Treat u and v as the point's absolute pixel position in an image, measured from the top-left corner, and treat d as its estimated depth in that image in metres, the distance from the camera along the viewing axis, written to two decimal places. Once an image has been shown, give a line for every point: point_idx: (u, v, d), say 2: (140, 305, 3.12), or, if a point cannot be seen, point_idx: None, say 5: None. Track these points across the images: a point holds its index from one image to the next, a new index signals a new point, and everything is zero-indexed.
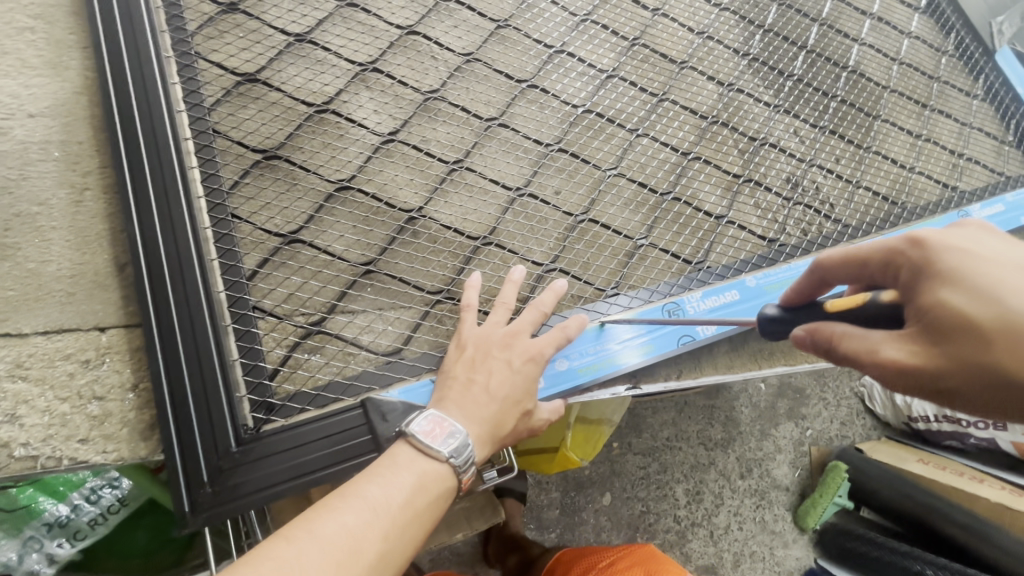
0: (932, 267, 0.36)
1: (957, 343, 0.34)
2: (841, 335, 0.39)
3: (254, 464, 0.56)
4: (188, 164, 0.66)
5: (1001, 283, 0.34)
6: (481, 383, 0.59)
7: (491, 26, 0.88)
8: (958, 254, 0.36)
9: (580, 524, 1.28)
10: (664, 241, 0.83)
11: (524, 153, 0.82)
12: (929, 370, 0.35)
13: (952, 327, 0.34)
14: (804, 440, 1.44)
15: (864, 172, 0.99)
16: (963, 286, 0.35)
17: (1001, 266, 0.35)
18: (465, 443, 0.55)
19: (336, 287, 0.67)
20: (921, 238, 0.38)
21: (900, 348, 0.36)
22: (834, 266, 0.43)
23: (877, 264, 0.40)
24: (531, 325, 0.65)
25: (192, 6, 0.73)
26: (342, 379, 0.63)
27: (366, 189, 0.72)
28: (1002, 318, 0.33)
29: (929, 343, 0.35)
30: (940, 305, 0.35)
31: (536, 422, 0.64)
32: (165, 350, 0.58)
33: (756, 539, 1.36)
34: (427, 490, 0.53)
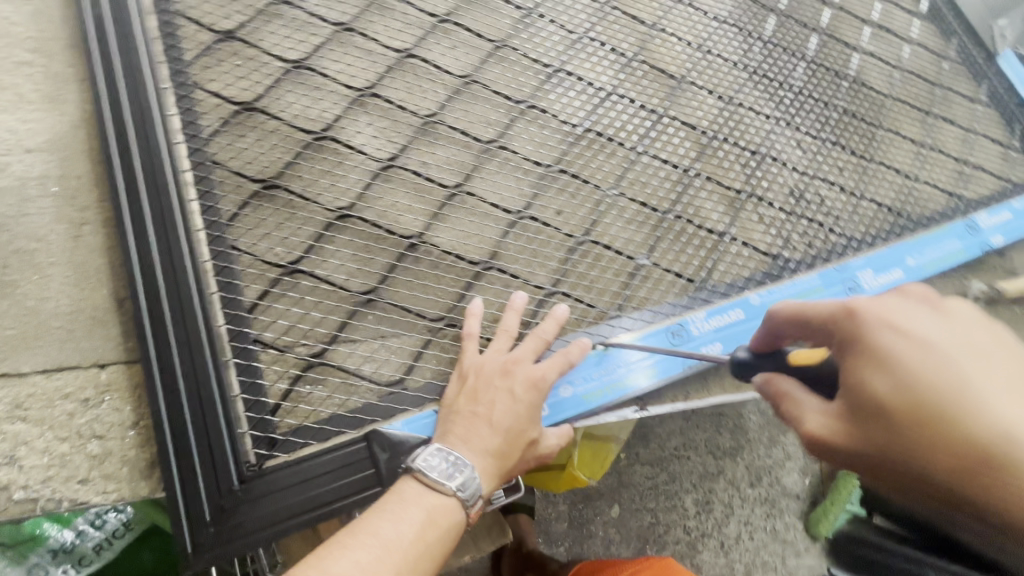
0: (860, 339, 0.41)
1: (870, 423, 0.37)
2: (787, 394, 0.46)
3: (255, 502, 0.55)
4: (187, 195, 0.65)
5: (920, 370, 0.36)
6: (483, 415, 0.59)
7: (489, 46, 0.87)
8: (886, 333, 0.39)
9: (589, 538, 1.32)
10: (668, 260, 0.82)
11: (524, 174, 0.81)
12: (844, 443, 0.39)
13: (868, 409, 0.38)
14: None
15: (867, 183, 0.98)
16: (878, 370, 0.38)
17: (921, 345, 0.37)
18: (472, 477, 0.55)
19: (336, 318, 0.66)
20: (854, 309, 0.43)
21: (824, 418, 0.41)
22: (801, 323, 0.49)
23: (822, 325, 0.46)
24: (532, 351, 0.65)
25: (190, 37, 0.73)
26: (344, 412, 0.62)
27: (365, 217, 0.71)
28: (910, 405, 0.35)
29: (848, 417, 0.39)
30: (860, 384, 0.39)
31: (541, 450, 0.63)
32: (167, 387, 0.58)
33: (768, 549, 1.34)
34: (437, 525, 0.53)
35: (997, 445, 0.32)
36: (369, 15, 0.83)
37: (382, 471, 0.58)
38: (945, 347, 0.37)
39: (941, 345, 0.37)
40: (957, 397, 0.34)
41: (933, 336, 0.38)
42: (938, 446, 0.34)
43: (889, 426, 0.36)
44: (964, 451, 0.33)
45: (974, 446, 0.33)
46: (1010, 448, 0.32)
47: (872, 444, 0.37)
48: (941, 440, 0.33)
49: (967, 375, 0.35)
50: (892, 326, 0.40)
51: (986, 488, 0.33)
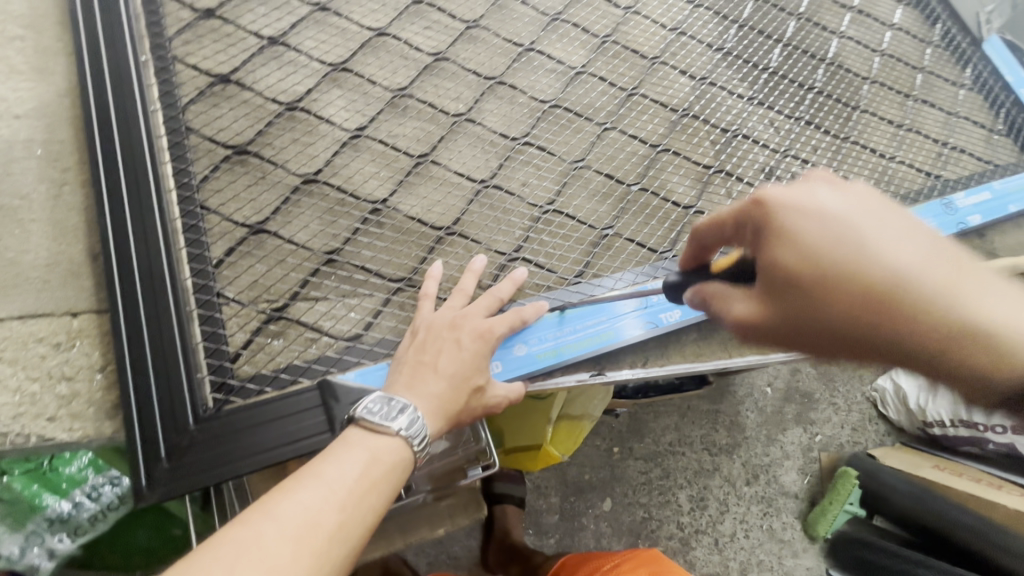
0: (770, 223, 0.45)
1: (786, 296, 0.44)
2: (715, 294, 0.52)
3: (209, 442, 0.58)
4: (161, 159, 0.69)
5: (819, 238, 0.43)
6: (430, 363, 0.62)
7: (461, 26, 0.90)
8: (795, 216, 0.44)
9: (580, 530, 1.26)
10: (631, 231, 0.83)
11: (491, 146, 0.83)
12: (764, 324, 0.47)
13: (783, 287, 0.44)
14: (813, 446, 1.41)
15: (841, 162, 0.99)
16: (790, 244, 0.44)
17: (818, 221, 0.44)
18: (415, 417, 0.57)
19: (299, 276, 0.69)
20: (761, 198, 0.46)
21: (745, 306, 0.48)
22: (711, 229, 0.53)
23: (735, 220, 0.50)
24: (483, 307, 0.68)
25: (172, 13, 0.78)
26: (301, 362, 0.64)
27: (332, 182, 0.75)
28: (816, 274, 0.42)
29: (768, 300, 0.46)
30: (774, 263, 0.45)
31: (490, 400, 0.65)
32: (131, 333, 0.61)
33: (763, 547, 1.32)
34: (382, 463, 0.55)
35: (901, 292, 0.40)
36: None
37: (331, 417, 0.61)
38: (843, 217, 0.43)
39: (836, 221, 0.43)
40: (852, 263, 0.41)
41: (831, 213, 0.44)
42: (848, 303, 0.41)
43: (802, 298, 0.43)
44: (870, 304, 0.41)
45: (885, 305, 0.40)
46: (933, 308, 0.39)
47: (783, 313, 0.45)
48: (845, 306, 0.42)
49: (861, 239, 0.42)
50: (798, 210, 0.44)
51: (908, 346, 0.40)
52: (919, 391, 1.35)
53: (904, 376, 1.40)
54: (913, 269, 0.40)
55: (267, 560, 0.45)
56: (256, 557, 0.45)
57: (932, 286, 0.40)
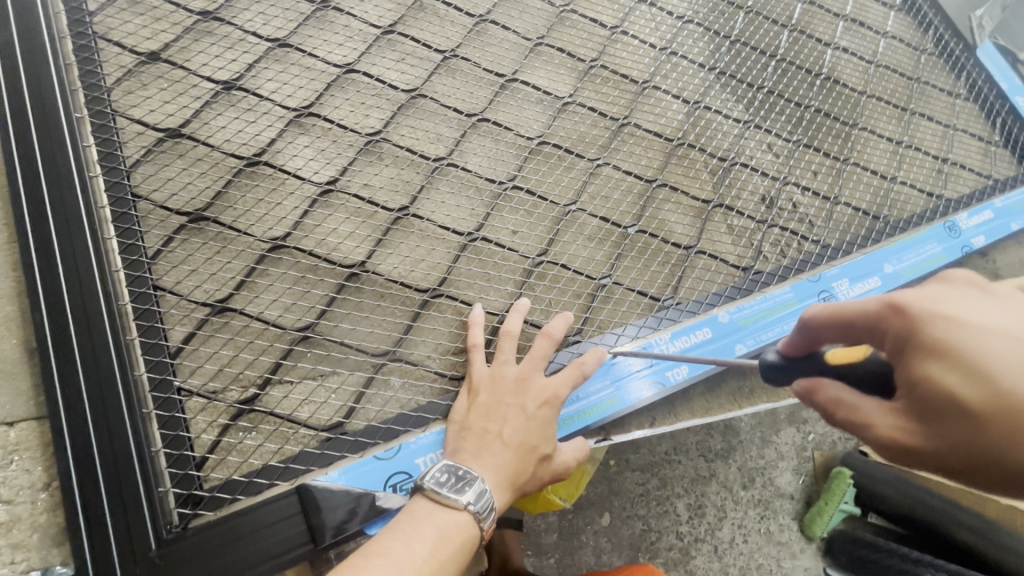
0: (915, 335, 0.33)
1: (946, 422, 0.31)
2: (837, 403, 0.38)
3: (177, 569, 0.51)
4: (105, 234, 0.61)
5: (996, 359, 0.29)
6: (495, 431, 0.58)
7: (438, 57, 0.83)
8: (945, 323, 0.32)
9: (580, 548, 1.06)
10: (631, 278, 0.78)
11: (477, 192, 0.77)
12: (925, 451, 0.33)
13: (944, 413, 0.31)
14: (806, 445, 1.16)
15: (843, 186, 0.94)
16: (951, 363, 0.31)
17: (993, 335, 0.30)
18: (484, 490, 0.53)
19: (269, 360, 0.62)
20: (900, 304, 0.34)
21: (892, 425, 0.34)
22: (827, 322, 0.39)
23: (858, 326, 0.37)
24: (542, 362, 0.64)
25: (111, 60, 0.69)
26: (277, 462, 0.58)
27: (303, 246, 0.67)
28: (999, 399, 0.29)
29: (917, 422, 0.33)
30: (921, 382, 0.32)
31: (557, 465, 0.61)
32: (77, 445, 0.54)
33: (762, 550, 1.12)
34: (451, 542, 0.50)
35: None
36: (308, 29, 0.78)
37: (314, 529, 0.55)
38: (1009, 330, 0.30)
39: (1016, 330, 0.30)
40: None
41: (1001, 322, 0.31)
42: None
43: (974, 430, 0.30)
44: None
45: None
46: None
47: (958, 443, 0.31)
48: None
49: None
50: (948, 313, 0.32)
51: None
52: None
53: None
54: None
55: None
56: None
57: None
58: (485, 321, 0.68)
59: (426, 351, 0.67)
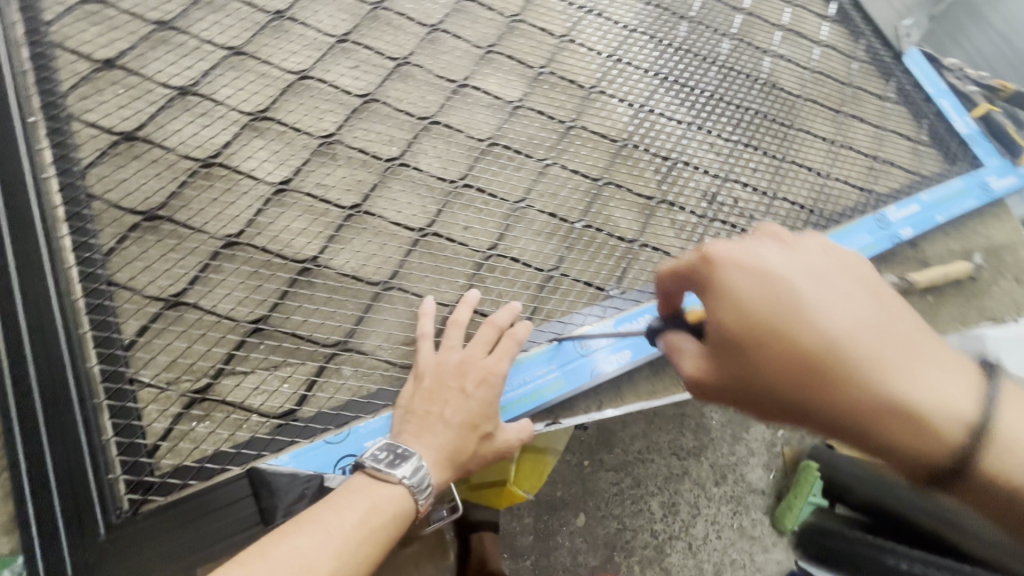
0: (711, 281, 0.40)
1: (730, 358, 0.40)
2: (675, 346, 0.47)
3: (125, 552, 0.53)
4: (58, 233, 0.63)
5: (760, 305, 0.38)
6: (437, 412, 0.61)
7: (391, 64, 0.87)
8: (732, 273, 0.39)
9: (554, 550, 1.10)
10: (578, 270, 0.82)
11: (428, 191, 0.80)
12: (715, 384, 0.42)
13: (728, 348, 0.40)
14: (776, 441, 1.23)
15: (780, 182, 1.00)
16: (731, 308, 0.39)
17: (761, 283, 0.38)
18: (419, 465, 0.56)
19: (222, 350, 0.64)
20: (708, 252, 0.41)
21: (697, 363, 0.44)
22: (670, 276, 0.47)
23: (682, 274, 0.44)
24: (484, 347, 0.67)
25: (66, 66, 0.71)
26: (229, 448, 0.60)
27: (256, 243, 0.70)
28: (755, 330, 0.38)
29: (714, 360, 0.42)
30: (713, 323, 0.40)
31: (499, 444, 0.64)
32: (27, 437, 0.55)
33: (736, 546, 1.17)
34: (382, 512, 0.52)
35: (830, 362, 0.36)
36: (263, 38, 0.82)
37: (264, 510, 0.57)
38: (777, 278, 0.38)
39: (783, 278, 0.38)
40: (788, 326, 0.37)
41: (772, 270, 0.39)
42: (781, 360, 0.37)
43: (744, 357, 0.39)
44: (811, 371, 0.36)
45: (821, 369, 0.36)
46: (883, 375, 0.35)
47: (738, 374, 0.40)
48: (798, 374, 0.37)
49: (796, 300, 0.37)
50: (736, 265, 0.39)
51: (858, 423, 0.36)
52: None
53: None
54: (850, 337, 0.36)
55: None
56: None
57: (888, 345, 0.36)
58: (435, 311, 0.71)
59: (377, 341, 0.69)
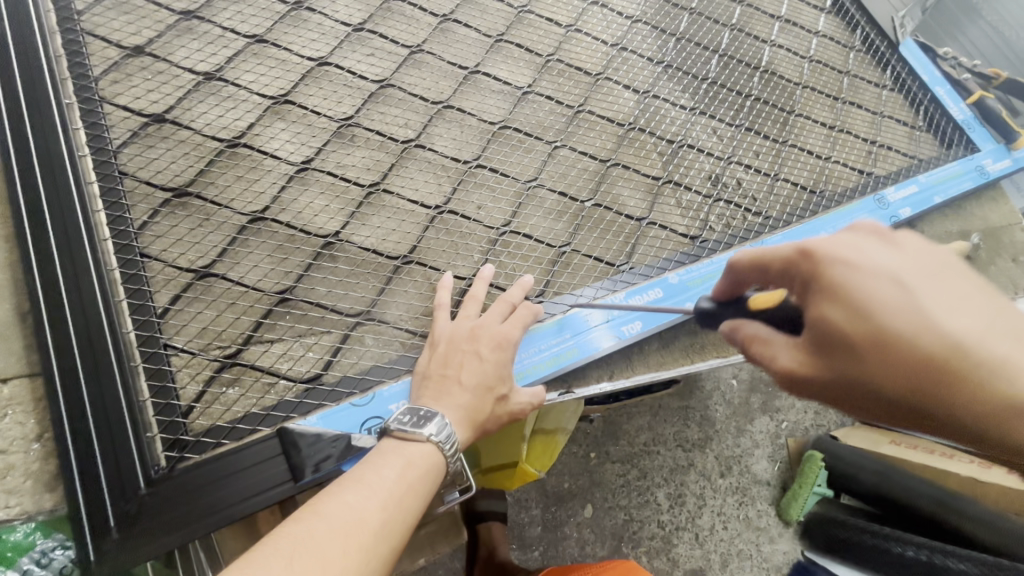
0: (821, 278, 0.43)
1: (831, 355, 0.42)
2: (758, 338, 0.50)
3: (163, 506, 0.55)
4: (93, 208, 0.65)
5: (873, 298, 0.40)
6: (453, 376, 0.63)
7: (405, 51, 0.90)
8: (842, 268, 0.42)
9: (563, 541, 1.12)
10: (588, 246, 0.85)
11: (443, 170, 0.83)
12: (812, 377, 0.44)
13: (833, 341, 0.41)
14: (780, 433, 1.26)
15: (782, 165, 1.03)
16: (837, 300, 0.41)
17: (875, 276, 0.41)
18: (444, 423, 0.58)
19: (250, 319, 0.67)
20: (811, 251, 0.44)
21: (791, 356, 0.46)
22: (750, 267, 0.53)
23: (780, 269, 0.48)
24: (498, 316, 0.69)
25: (97, 52, 0.75)
26: (258, 410, 0.62)
27: (280, 219, 0.73)
28: (867, 331, 0.39)
29: (812, 353, 0.44)
30: (821, 320, 0.42)
31: (513, 406, 0.66)
32: (68, 397, 0.57)
33: (743, 536, 1.19)
34: (417, 468, 0.55)
35: (962, 364, 0.37)
36: (284, 26, 0.85)
37: (294, 467, 0.59)
38: (895, 276, 0.41)
39: (897, 277, 0.40)
40: (919, 328, 0.38)
41: (887, 267, 0.41)
42: (903, 363, 0.38)
43: (846, 354, 0.41)
44: (936, 373, 0.37)
45: (953, 375, 0.37)
46: (996, 374, 0.36)
47: (835, 370, 0.42)
48: (914, 367, 0.38)
49: (917, 305, 0.39)
50: (845, 262, 0.42)
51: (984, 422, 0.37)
52: None
53: None
54: (980, 336, 0.37)
55: (321, 553, 0.44)
56: (310, 551, 0.43)
57: (1004, 349, 0.37)
58: (452, 284, 0.73)
59: (398, 312, 0.72)
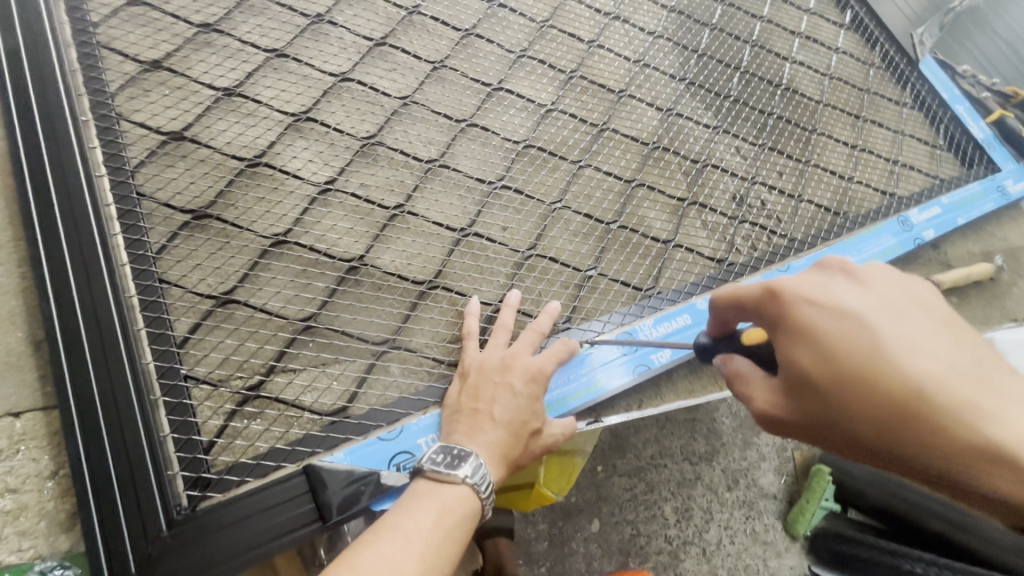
0: (788, 321, 0.42)
1: (801, 396, 0.42)
2: (740, 375, 0.49)
3: (184, 548, 0.53)
4: (110, 231, 0.63)
5: (835, 340, 0.40)
6: (486, 411, 0.61)
7: (427, 67, 0.88)
8: (805, 309, 0.42)
9: (571, 555, 1.09)
10: (615, 270, 0.83)
11: (468, 192, 0.81)
12: (785, 419, 0.44)
13: (806, 387, 0.41)
14: (785, 446, 1.23)
15: (805, 185, 1.02)
16: (803, 341, 0.41)
17: (837, 318, 0.41)
18: (478, 463, 0.56)
19: (273, 348, 0.64)
20: (776, 290, 0.43)
21: (766, 396, 0.46)
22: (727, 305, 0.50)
23: (750, 306, 0.46)
24: (529, 345, 0.67)
25: (114, 67, 0.72)
26: (283, 446, 0.60)
27: (302, 241, 0.70)
28: (830, 375, 0.40)
29: (785, 394, 0.44)
30: (789, 362, 0.42)
31: (546, 440, 0.64)
32: (86, 432, 0.55)
33: (749, 551, 1.15)
34: (453, 513, 0.53)
35: (915, 407, 0.37)
36: (304, 40, 0.83)
37: (321, 506, 0.57)
38: (859, 315, 0.41)
39: (860, 315, 0.40)
40: (871, 371, 0.39)
41: (849, 307, 0.41)
42: (866, 405, 0.39)
43: (814, 395, 0.41)
44: (891, 415, 0.38)
45: (908, 419, 0.38)
46: (964, 420, 0.36)
47: (805, 412, 0.42)
48: (879, 410, 0.39)
49: (875, 344, 0.39)
50: (811, 300, 0.42)
51: (935, 465, 0.38)
52: None
53: None
54: (935, 377, 0.38)
55: None
56: None
57: (965, 390, 0.37)
58: (480, 310, 0.71)
59: (425, 339, 0.70)
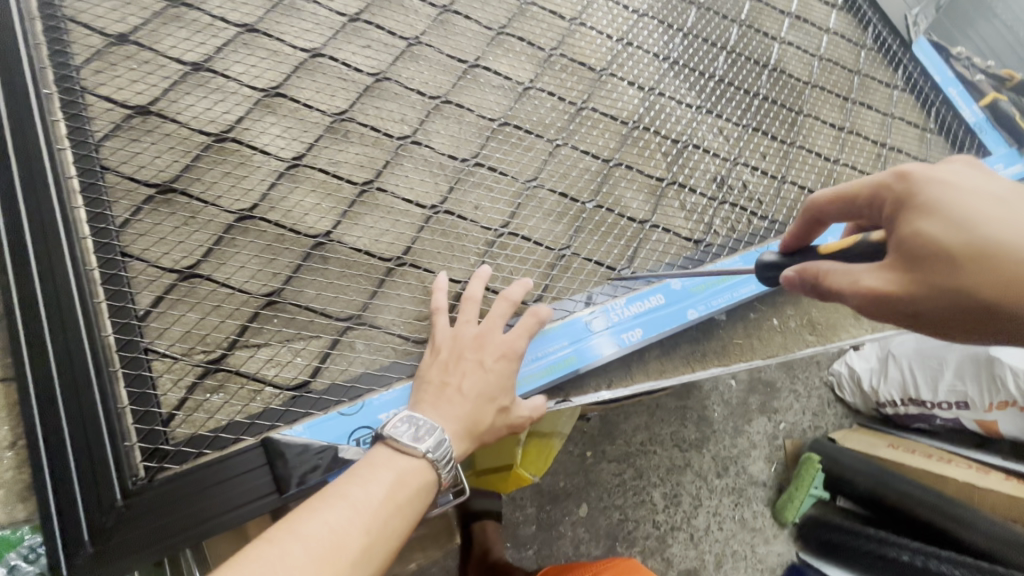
0: (913, 197, 0.42)
1: (927, 264, 0.40)
2: (829, 270, 0.45)
3: (139, 519, 0.53)
4: (74, 204, 0.63)
5: (972, 214, 0.39)
6: (454, 384, 0.61)
7: (402, 44, 0.86)
8: (937, 188, 0.42)
9: (557, 539, 1.10)
10: (588, 250, 0.82)
11: (440, 169, 0.80)
12: (904, 293, 0.41)
13: (924, 253, 0.40)
14: (777, 434, 1.25)
15: (789, 167, 1.00)
16: (932, 215, 0.40)
17: (974, 198, 0.40)
18: (442, 440, 0.55)
19: (236, 322, 0.64)
20: (904, 172, 0.43)
21: (878, 276, 0.42)
22: (833, 204, 0.48)
23: (865, 198, 0.46)
24: (501, 319, 0.67)
25: (80, 40, 0.71)
26: (243, 418, 0.60)
27: (269, 217, 0.70)
28: (968, 242, 0.39)
29: (904, 269, 0.41)
30: (913, 235, 0.41)
31: (513, 416, 0.64)
32: (43, 402, 0.55)
33: (737, 538, 1.17)
34: (408, 486, 0.52)
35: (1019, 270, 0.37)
36: (275, 15, 0.81)
37: (279, 479, 0.57)
38: (995, 196, 0.41)
39: (991, 197, 0.40)
40: (1001, 237, 0.38)
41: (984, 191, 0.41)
42: (990, 269, 0.38)
43: (937, 264, 0.39)
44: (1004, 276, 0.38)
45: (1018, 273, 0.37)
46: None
47: (932, 281, 0.40)
48: (994, 271, 0.38)
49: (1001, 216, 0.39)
50: (944, 183, 0.42)
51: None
52: (872, 372, 1.20)
53: (858, 359, 1.24)
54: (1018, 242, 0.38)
55: None
56: None
57: None
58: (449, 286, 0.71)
59: (391, 316, 0.70)
